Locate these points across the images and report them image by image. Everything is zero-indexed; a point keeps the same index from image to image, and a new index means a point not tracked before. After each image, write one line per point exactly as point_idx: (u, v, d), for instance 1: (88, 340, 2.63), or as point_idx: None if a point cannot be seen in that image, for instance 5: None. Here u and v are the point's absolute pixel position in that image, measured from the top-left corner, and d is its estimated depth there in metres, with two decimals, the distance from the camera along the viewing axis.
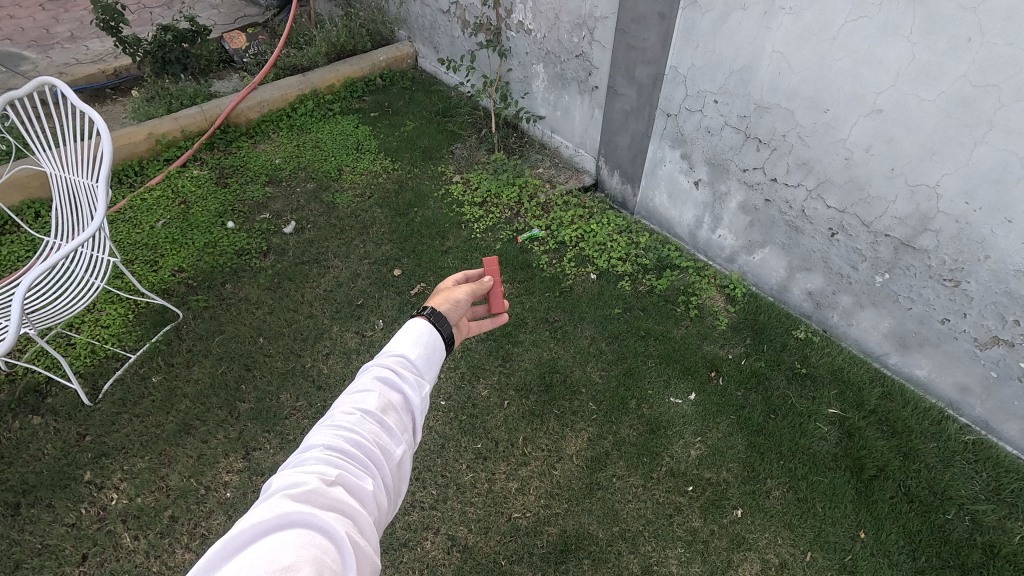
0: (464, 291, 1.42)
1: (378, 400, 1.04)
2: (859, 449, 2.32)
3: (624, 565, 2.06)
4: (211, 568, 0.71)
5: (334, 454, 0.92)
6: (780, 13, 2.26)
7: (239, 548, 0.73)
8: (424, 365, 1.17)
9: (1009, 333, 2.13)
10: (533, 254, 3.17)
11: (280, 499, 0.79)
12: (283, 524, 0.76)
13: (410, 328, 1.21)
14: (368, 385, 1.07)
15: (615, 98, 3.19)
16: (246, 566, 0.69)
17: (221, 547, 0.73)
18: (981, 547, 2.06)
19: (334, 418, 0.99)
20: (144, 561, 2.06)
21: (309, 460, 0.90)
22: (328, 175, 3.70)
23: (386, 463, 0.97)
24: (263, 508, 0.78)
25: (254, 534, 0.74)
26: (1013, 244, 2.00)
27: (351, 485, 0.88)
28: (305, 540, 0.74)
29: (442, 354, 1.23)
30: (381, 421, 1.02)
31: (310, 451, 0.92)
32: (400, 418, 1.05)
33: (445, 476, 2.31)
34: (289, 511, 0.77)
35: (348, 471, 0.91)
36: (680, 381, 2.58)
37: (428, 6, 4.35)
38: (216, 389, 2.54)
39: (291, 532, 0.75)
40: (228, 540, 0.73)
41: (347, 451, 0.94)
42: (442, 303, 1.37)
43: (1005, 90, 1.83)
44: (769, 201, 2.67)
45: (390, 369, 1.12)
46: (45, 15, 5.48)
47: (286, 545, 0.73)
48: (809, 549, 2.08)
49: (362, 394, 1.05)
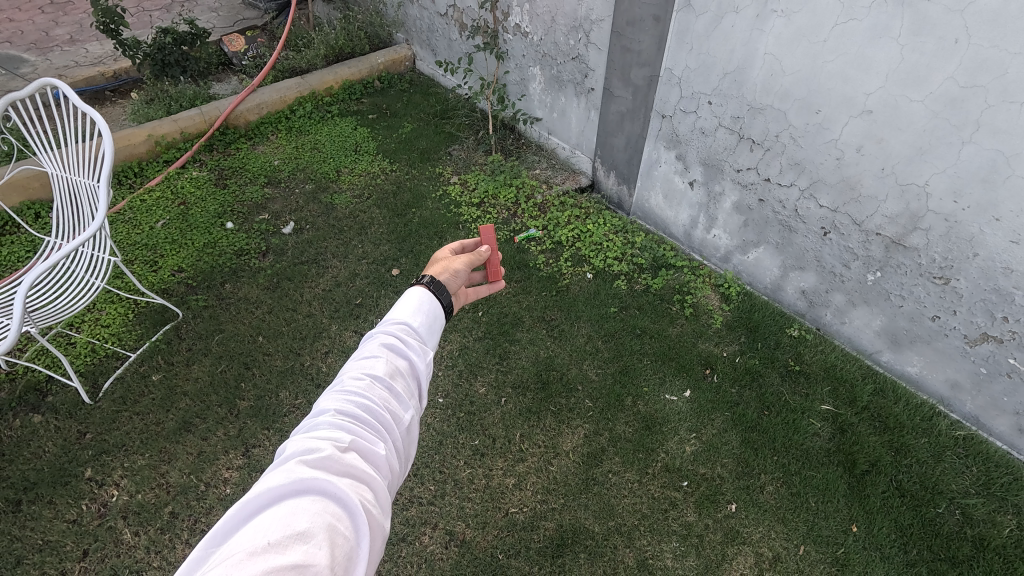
0: (463, 263, 1.45)
1: (386, 366, 1.07)
2: (851, 445, 2.35)
3: (620, 559, 2.08)
4: (228, 533, 0.75)
5: (346, 419, 0.95)
6: (773, 15, 2.30)
7: (255, 512, 0.76)
8: (426, 333, 1.21)
9: (998, 330, 2.17)
10: (530, 254, 3.20)
11: (294, 466, 0.82)
12: (298, 490, 0.79)
13: (411, 296, 1.25)
14: (375, 352, 1.10)
15: (611, 100, 3.23)
16: (262, 530, 0.73)
17: (236, 512, 0.76)
18: (972, 540, 2.09)
19: (345, 384, 1.02)
20: (144, 556, 2.08)
21: (321, 425, 0.93)
22: (327, 176, 3.73)
23: (396, 428, 1.01)
24: (279, 474, 0.81)
25: (269, 501, 0.77)
26: (1001, 241, 2.03)
27: (364, 450, 0.91)
28: (319, 507, 0.78)
29: (442, 322, 1.27)
30: (389, 386, 1.05)
31: (322, 416, 0.95)
32: (407, 384, 1.08)
33: (443, 472, 2.33)
34: (305, 477, 0.80)
35: (361, 436, 0.94)
36: (675, 378, 2.62)
37: (426, 9, 4.39)
38: (215, 387, 2.57)
39: (305, 499, 0.78)
40: (244, 505, 0.76)
41: (360, 417, 0.97)
42: (443, 274, 1.40)
43: (992, 91, 1.87)
44: (763, 200, 2.71)
45: (395, 337, 1.15)
46: (45, 18, 5.51)
47: (301, 511, 0.76)
48: (802, 543, 2.11)
49: (369, 359, 1.08)
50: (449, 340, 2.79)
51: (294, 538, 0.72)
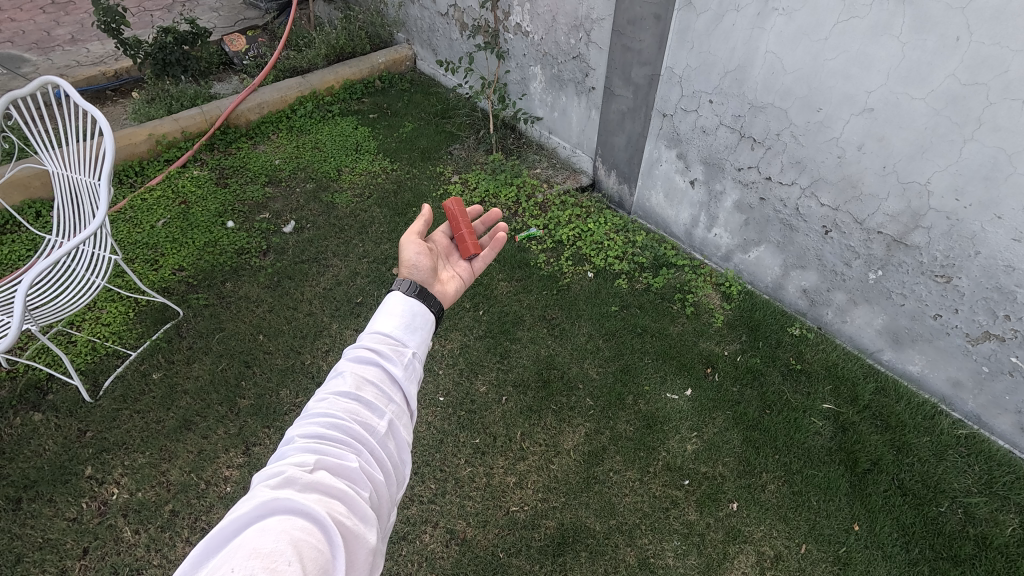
0: (414, 250, 1.43)
1: (352, 379, 1.06)
2: (853, 443, 2.34)
3: (621, 557, 2.08)
4: (197, 567, 0.74)
5: (310, 440, 0.94)
6: (774, 13, 2.30)
7: (224, 542, 0.76)
8: (405, 335, 1.19)
9: (1000, 328, 2.16)
10: (531, 253, 3.20)
11: (258, 491, 0.82)
12: (263, 513, 0.78)
13: (393, 303, 1.23)
14: (342, 368, 1.09)
15: (612, 99, 3.23)
16: (228, 556, 0.72)
17: (205, 545, 0.75)
18: (974, 538, 2.08)
19: (311, 408, 1.01)
20: (144, 554, 2.08)
21: (289, 452, 0.93)
22: (328, 175, 3.73)
23: (370, 438, 0.99)
24: (243, 501, 0.80)
25: (235, 529, 0.76)
26: (1003, 239, 2.03)
27: (334, 467, 0.90)
28: (287, 525, 0.77)
29: (428, 322, 1.25)
30: (357, 398, 1.03)
31: (289, 444, 0.95)
32: (379, 392, 1.07)
33: (444, 471, 2.33)
34: (268, 500, 0.79)
35: (329, 454, 0.92)
36: (676, 377, 2.61)
37: (427, 8, 4.39)
38: (216, 386, 2.57)
39: (272, 520, 0.78)
40: (211, 537, 0.75)
41: (325, 435, 0.96)
42: (404, 270, 1.40)
43: (994, 88, 1.87)
44: (763, 200, 2.71)
45: (367, 347, 1.13)
46: (46, 18, 5.51)
47: (267, 531, 0.75)
48: (803, 542, 2.10)
49: (336, 377, 1.07)
50: (449, 339, 2.79)
51: (261, 558, 0.71)
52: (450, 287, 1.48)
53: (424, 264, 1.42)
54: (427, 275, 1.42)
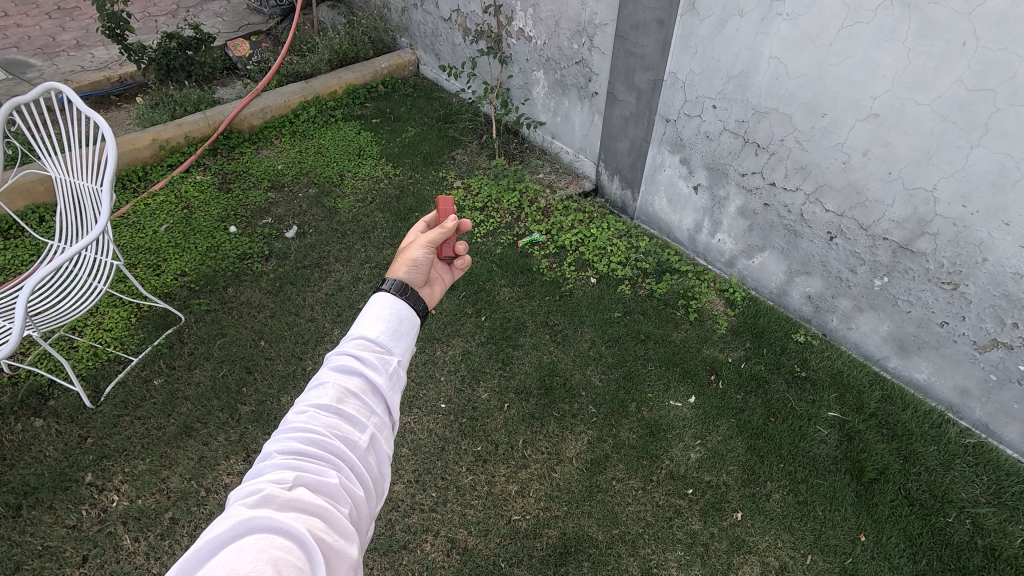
0: (421, 250, 1.37)
1: (335, 391, 1.04)
2: (858, 452, 2.32)
3: (623, 567, 2.06)
4: None
5: (289, 457, 0.92)
6: (778, 19, 2.29)
7: (201, 562, 0.74)
8: (390, 341, 1.17)
9: (1008, 336, 2.13)
10: (533, 258, 3.19)
11: (234, 510, 0.80)
12: (239, 533, 0.77)
13: (377, 304, 1.20)
14: (324, 378, 1.06)
15: (615, 104, 3.21)
16: None
17: (181, 566, 0.74)
18: (982, 550, 2.06)
19: (290, 422, 0.99)
20: (144, 563, 2.07)
21: (267, 469, 0.91)
22: (330, 180, 3.73)
23: (351, 453, 0.98)
24: (219, 521, 0.79)
25: (212, 549, 0.75)
26: (1010, 246, 2.00)
27: (313, 483, 0.89)
28: (265, 544, 0.76)
29: (412, 327, 1.22)
30: (338, 411, 1.01)
31: (268, 460, 0.93)
32: (361, 404, 1.05)
33: (444, 479, 2.31)
34: (245, 518, 0.78)
35: (308, 470, 0.91)
36: (679, 384, 2.59)
37: (429, 13, 4.40)
38: (217, 393, 2.56)
39: (250, 539, 0.76)
40: (187, 558, 0.74)
41: (305, 451, 0.94)
42: (401, 265, 1.33)
43: (1000, 94, 1.85)
44: (767, 205, 2.68)
45: (352, 353, 1.11)
46: (53, 23, 5.56)
47: (244, 551, 0.74)
48: (809, 552, 2.07)
49: (319, 388, 1.04)
50: (451, 345, 2.78)
51: None
52: (437, 289, 1.47)
53: (423, 268, 1.37)
54: (420, 277, 1.38)
